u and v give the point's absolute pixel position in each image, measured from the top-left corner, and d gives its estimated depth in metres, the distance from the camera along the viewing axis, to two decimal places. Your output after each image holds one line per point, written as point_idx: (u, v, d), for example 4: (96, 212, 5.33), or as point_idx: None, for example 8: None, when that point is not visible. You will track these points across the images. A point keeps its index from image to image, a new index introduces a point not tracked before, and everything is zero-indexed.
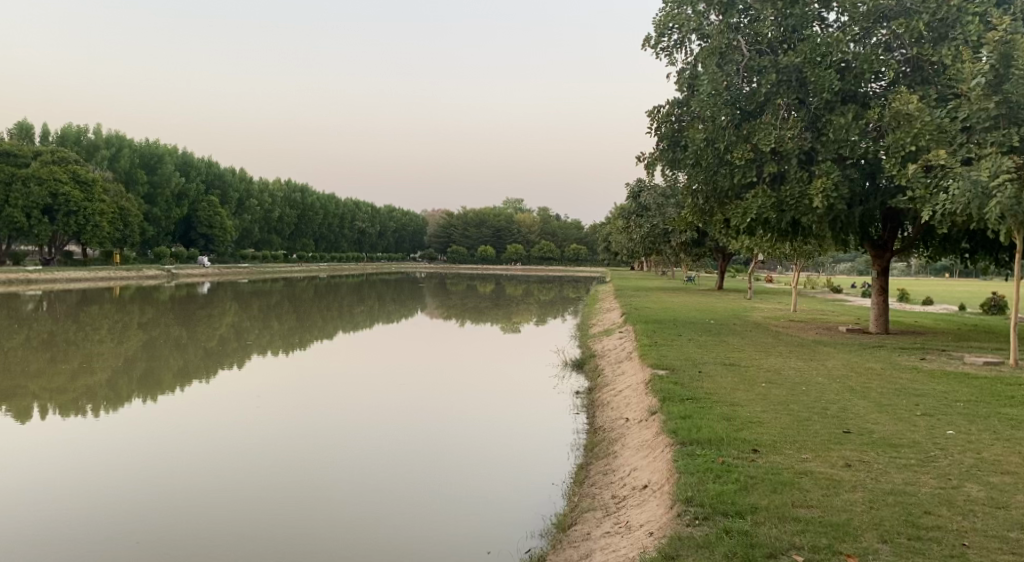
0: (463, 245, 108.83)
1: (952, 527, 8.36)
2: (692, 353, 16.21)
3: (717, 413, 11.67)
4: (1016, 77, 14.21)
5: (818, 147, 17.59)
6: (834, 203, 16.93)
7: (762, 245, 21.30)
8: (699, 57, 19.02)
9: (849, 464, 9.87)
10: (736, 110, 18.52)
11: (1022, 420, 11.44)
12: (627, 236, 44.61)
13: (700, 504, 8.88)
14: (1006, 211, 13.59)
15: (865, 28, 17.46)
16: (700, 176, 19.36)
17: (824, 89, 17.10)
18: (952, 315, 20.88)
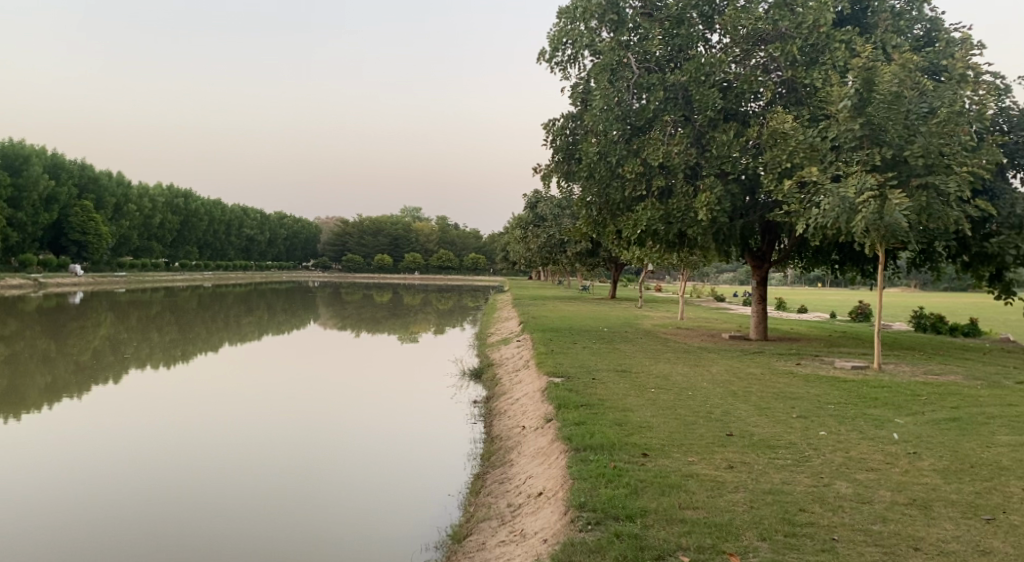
0: (358, 253, 107.82)
1: (823, 523, 9.05)
2: (585, 361, 16.77)
3: (610, 419, 12.18)
4: (879, 101, 15.30)
5: (703, 161, 18.38)
6: (717, 216, 17.82)
7: (651, 256, 22.09)
8: (592, 71, 19.65)
9: (731, 465, 10.51)
10: (627, 125, 19.27)
11: (885, 421, 12.39)
12: (524, 247, 45.32)
13: (593, 509, 9.32)
14: (870, 225, 14.58)
15: (744, 50, 18.37)
16: (593, 189, 20.03)
17: (708, 107, 17.97)
18: (825, 321, 22.28)
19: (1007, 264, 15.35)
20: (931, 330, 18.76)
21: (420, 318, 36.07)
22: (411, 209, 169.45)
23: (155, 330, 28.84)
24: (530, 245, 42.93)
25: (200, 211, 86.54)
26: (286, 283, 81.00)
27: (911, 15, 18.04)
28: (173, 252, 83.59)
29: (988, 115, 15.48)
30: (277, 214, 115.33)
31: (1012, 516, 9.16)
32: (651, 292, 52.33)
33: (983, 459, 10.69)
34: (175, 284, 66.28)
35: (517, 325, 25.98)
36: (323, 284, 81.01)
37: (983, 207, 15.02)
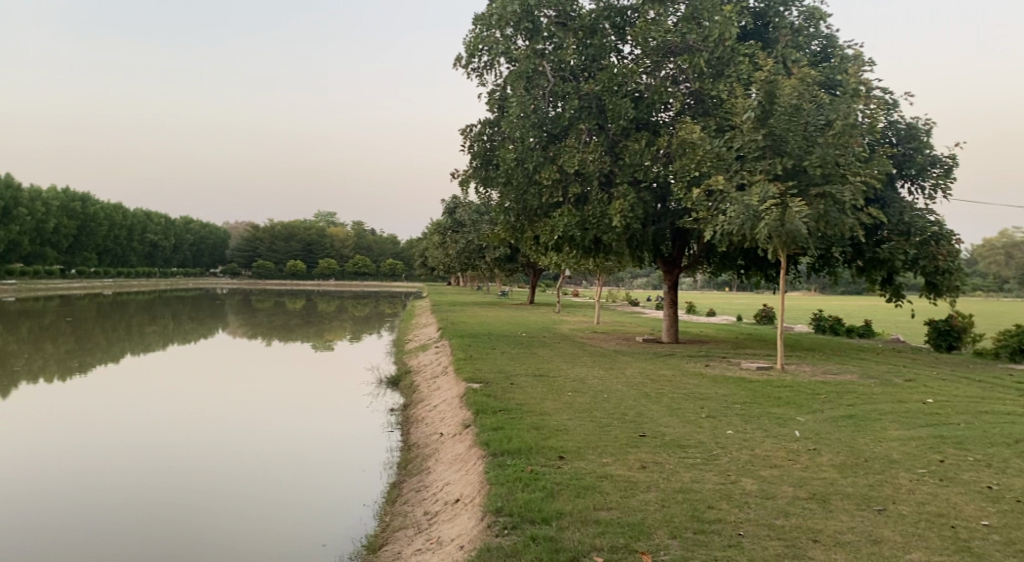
0: (270, 259, 104.69)
1: (730, 519, 9.47)
2: (503, 366, 17.03)
3: (528, 423, 12.45)
4: (779, 113, 15.94)
5: (617, 170, 18.88)
6: (630, 222, 18.27)
7: (568, 261, 22.43)
8: (508, 79, 19.80)
9: (644, 465, 10.89)
10: (542, 132, 19.49)
11: (787, 419, 13.00)
12: (441, 252, 45.40)
13: (509, 514, 9.54)
14: (773, 232, 15.12)
15: (655, 61, 18.86)
16: (511, 194, 20.23)
17: (620, 116, 18.44)
18: (731, 324, 23.10)
19: (898, 269, 16.23)
20: (830, 332, 19.67)
21: (308, 318, 40.21)
22: (325, 214, 167.08)
23: (60, 329, 32.01)
24: (449, 250, 43.06)
25: (99, 216, 83.49)
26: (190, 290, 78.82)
27: (809, 32, 18.89)
28: (69, 258, 80.41)
29: (878, 127, 16.36)
30: (184, 219, 112.10)
31: (902, 506, 9.75)
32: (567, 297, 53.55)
33: (876, 453, 11.34)
34: (70, 292, 63.98)
35: (435, 331, 26.17)
36: (231, 291, 79.16)
37: (875, 215, 15.86)
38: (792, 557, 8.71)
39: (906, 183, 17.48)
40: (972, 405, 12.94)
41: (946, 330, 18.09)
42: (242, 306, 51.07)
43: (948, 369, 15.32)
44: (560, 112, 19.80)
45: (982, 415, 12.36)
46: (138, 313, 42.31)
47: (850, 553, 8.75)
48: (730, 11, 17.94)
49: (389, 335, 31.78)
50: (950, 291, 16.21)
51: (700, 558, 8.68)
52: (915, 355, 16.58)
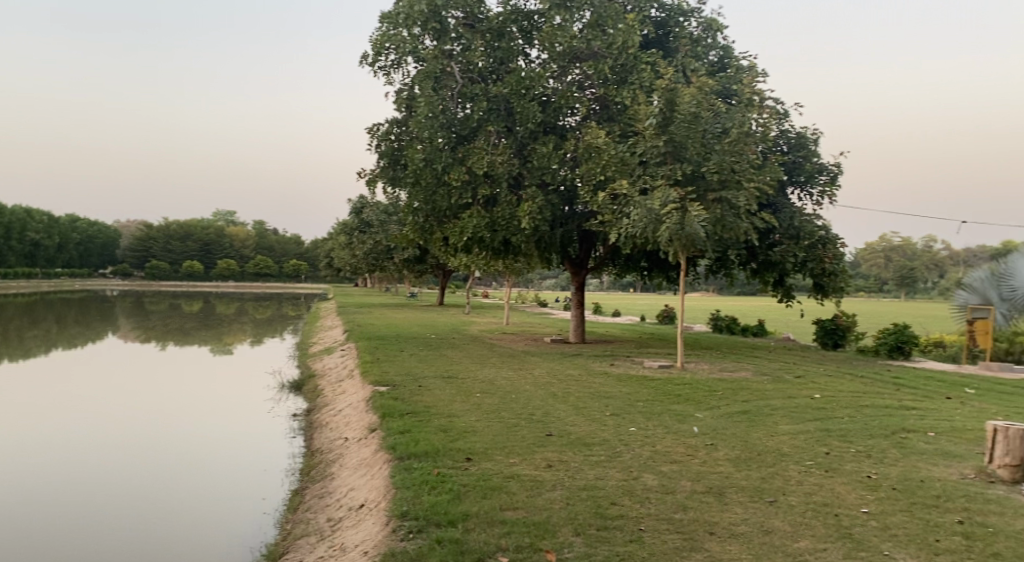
0: (164, 259, 101.34)
1: (631, 515, 9.74)
2: (411, 368, 17.11)
3: (435, 425, 12.60)
4: (679, 120, 16.19)
5: (525, 172, 19.10)
6: (538, 224, 18.53)
7: (478, 261, 22.32)
8: (415, 79, 19.64)
9: (550, 464, 11.18)
10: (451, 133, 19.46)
11: (687, 415, 13.52)
12: (348, 252, 45.02)
13: (414, 518, 9.63)
14: (673, 236, 15.48)
15: (561, 66, 19.06)
16: (419, 196, 20.01)
17: (528, 119, 18.67)
18: (635, 324, 23.76)
19: (788, 271, 17.01)
20: (727, 331, 20.42)
21: (203, 318, 41.21)
22: (225, 213, 162.32)
23: None
24: (356, 251, 42.77)
25: None
26: (66, 291, 75.37)
27: (707, 42, 19.61)
28: None
29: (770, 136, 17.15)
30: (72, 218, 107.59)
31: (791, 496, 10.20)
32: (479, 297, 55.63)
33: (768, 446, 11.91)
34: None
35: (341, 334, 26.03)
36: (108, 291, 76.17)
37: (767, 219, 16.59)
38: (689, 549, 8.97)
39: (795, 189, 18.35)
40: (856, 399, 13.69)
41: (832, 329, 19.03)
42: (133, 305, 52.34)
43: (834, 366, 16.17)
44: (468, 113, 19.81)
45: (864, 408, 13.12)
46: (19, 314, 42.83)
47: (743, 544, 9.04)
48: (632, 19, 18.43)
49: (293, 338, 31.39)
50: (836, 292, 17.14)
51: (602, 553, 8.89)
52: (805, 352, 17.40)
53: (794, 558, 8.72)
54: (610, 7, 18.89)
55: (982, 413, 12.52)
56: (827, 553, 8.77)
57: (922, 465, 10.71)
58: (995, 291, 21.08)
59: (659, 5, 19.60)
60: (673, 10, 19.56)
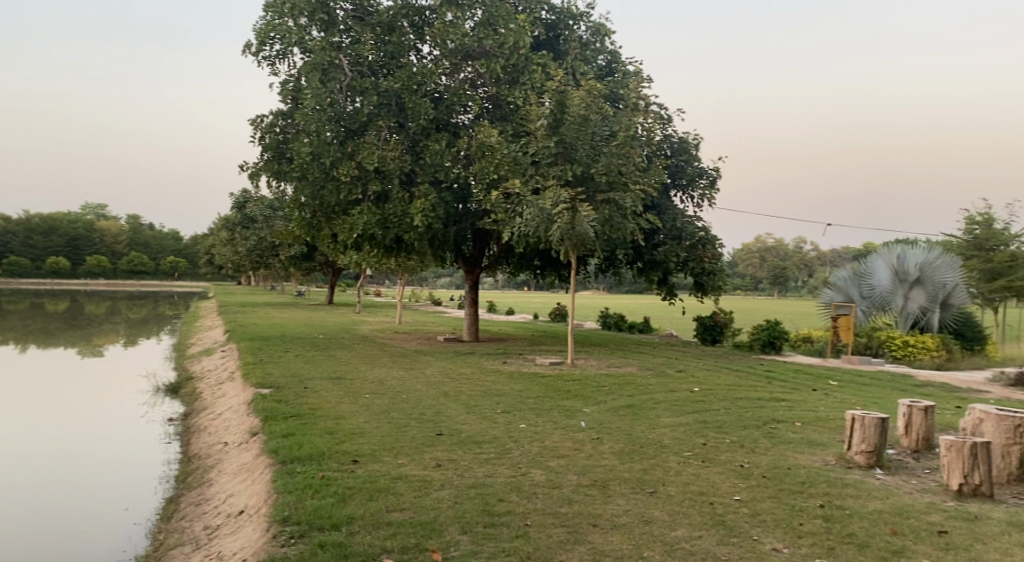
0: (25, 256, 93.24)
1: (519, 511, 9.27)
2: (297, 369, 16.93)
3: (320, 428, 12.14)
4: (570, 122, 16.35)
5: (417, 168, 18.98)
6: (431, 222, 18.41)
7: (367, 260, 22.50)
8: (302, 70, 19.09)
9: (439, 463, 10.59)
10: (340, 127, 19.11)
11: (576, 410, 13.60)
12: (232, 249, 43.92)
13: (296, 522, 8.90)
14: (564, 235, 15.39)
15: (453, 63, 19.10)
16: (306, 190, 19.49)
17: (420, 115, 18.59)
18: (528, 322, 24.21)
19: (672, 270, 17.61)
20: (615, 327, 21.06)
21: (69, 317, 39.35)
22: (93, 206, 154.36)
23: None
24: (239, 248, 41.85)
25: None
26: None
27: (595, 47, 20.14)
28: None
29: (655, 140, 17.73)
30: None
31: (670, 487, 10.26)
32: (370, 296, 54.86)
33: (650, 439, 12.18)
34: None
35: (222, 334, 25.25)
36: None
37: (652, 221, 17.12)
38: (573, 542, 8.59)
39: (678, 193, 19.03)
40: (732, 392, 14.36)
41: (711, 325, 19.89)
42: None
43: (713, 360, 16.89)
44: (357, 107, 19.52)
45: (739, 401, 13.77)
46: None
47: (625, 535, 8.78)
48: (523, 20, 18.64)
49: (170, 339, 30.33)
50: (714, 291, 18.06)
51: (488, 551, 8.34)
52: (685, 348, 18.11)
53: (672, 546, 8.53)
54: (501, 8, 18.97)
55: (843, 403, 13.32)
56: (702, 540, 8.64)
57: (788, 453, 11.29)
58: (857, 289, 22.69)
59: (549, 7, 19.93)
60: (563, 13, 19.91)
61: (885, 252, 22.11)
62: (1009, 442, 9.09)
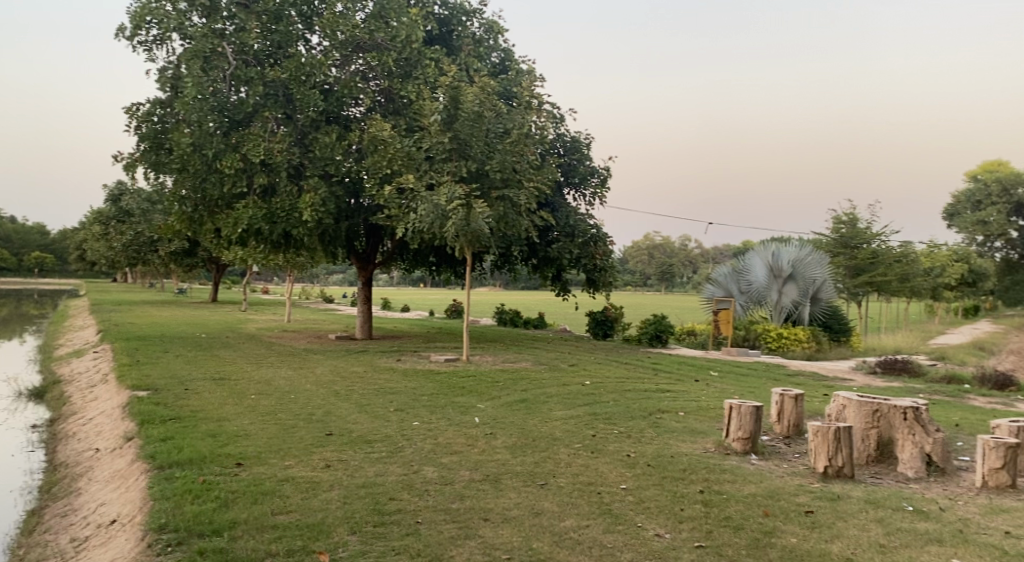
0: None
1: (409, 509, 9.33)
2: (177, 370, 16.48)
3: (202, 431, 11.80)
4: (463, 118, 16.28)
5: (306, 162, 18.13)
6: (322, 217, 17.72)
7: (255, 256, 21.89)
8: (182, 57, 18.04)
9: (328, 464, 10.53)
10: (223, 117, 18.05)
11: (469, 406, 13.71)
12: (106, 245, 42.23)
13: (174, 530, 8.62)
14: (459, 232, 15.24)
15: (343, 55, 18.54)
16: (187, 183, 18.31)
17: (309, 107, 17.77)
18: (423, 319, 24.30)
19: (565, 266, 18.13)
20: (510, 323, 21.38)
21: None
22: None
23: None
24: (113, 242, 40.26)
25: None
26: None
27: (489, 44, 20.41)
28: None
29: (548, 138, 18.05)
30: None
31: (560, 479, 10.49)
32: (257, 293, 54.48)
33: (542, 432, 12.37)
34: None
35: (94, 335, 24.17)
36: None
37: (545, 218, 17.49)
38: (464, 537, 8.70)
39: (571, 190, 19.46)
40: (621, 385, 14.84)
41: (602, 320, 20.43)
42: None
43: (603, 354, 17.36)
44: (243, 98, 18.48)
45: (628, 393, 14.25)
46: None
47: (515, 527, 8.94)
48: (415, 14, 18.51)
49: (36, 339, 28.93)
50: (605, 287, 18.69)
51: (378, 549, 8.36)
52: (578, 342, 18.56)
53: (560, 536, 8.74)
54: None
55: (722, 393, 13.97)
56: (589, 529, 8.88)
57: (672, 442, 11.77)
58: (736, 284, 23.58)
59: (442, 2, 19.95)
60: (456, 9, 19.98)
61: (761, 250, 23.12)
62: (868, 426, 9.79)
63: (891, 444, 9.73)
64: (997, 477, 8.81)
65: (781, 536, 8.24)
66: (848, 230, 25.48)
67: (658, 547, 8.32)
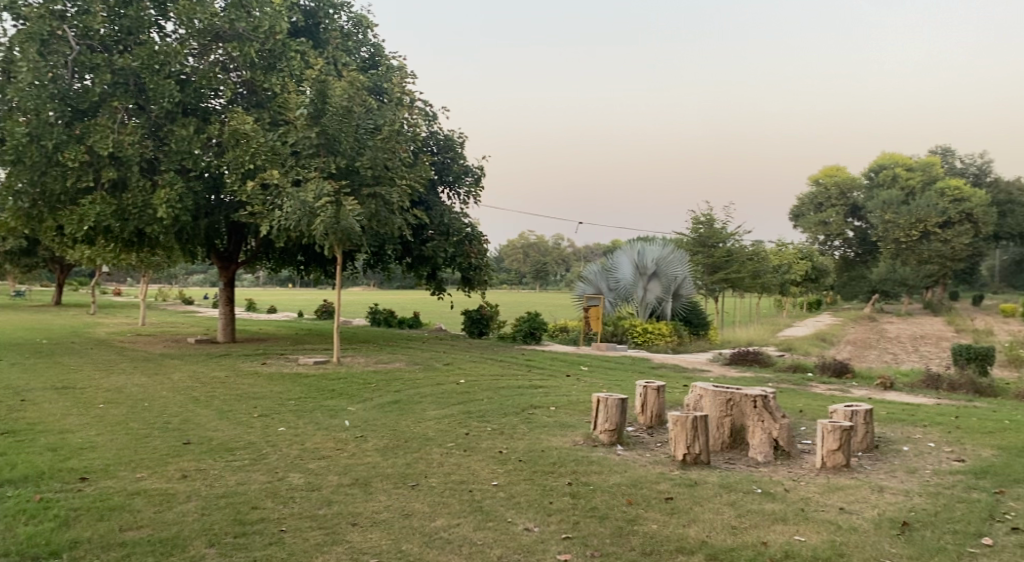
0: None
1: (273, 517, 9.09)
2: (16, 381, 15.47)
3: (42, 445, 11.12)
4: (331, 113, 15.92)
5: (161, 156, 17.31)
6: (178, 214, 16.89)
7: (103, 254, 20.83)
8: (15, 39, 16.85)
9: (184, 475, 10.15)
10: (65, 106, 16.92)
11: (338, 410, 13.48)
12: None
13: (7, 553, 8.06)
14: (328, 230, 14.91)
15: (201, 44, 17.78)
16: (24, 176, 16.96)
17: (162, 98, 16.90)
18: (292, 320, 23.76)
19: (439, 265, 18.16)
20: (384, 323, 21.20)
21: None
22: None
23: None
24: None
25: None
26: None
27: (357, 38, 20.22)
28: None
29: (420, 136, 18.01)
30: None
31: (432, 478, 10.38)
32: (110, 295, 51.74)
33: (414, 432, 12.25)
34: None
35: None
36: None
37: (419, 216, 17.42)
38: (330, 543, 8.52)
39: (445, 189, 19.53)
40: (494, 382, 14.93)
41: (478, 318, 20.52)
42: None
43: (478, 352, 17.41)
44: (87, 86, 17.46)
45: (500, 390, 14.35)
46: None
47: (384, 531, 8.80)
48: (279, 5, 18.01)
49: None
50: (481, 285, 18.80)
51: None
52: (454, 341, 18.55)
53: (430, 536, 8.65)
54: None
55: (592, 387, 14.26)
56: (459, 528, 8.83)
57: (543, 437, 11.89)
58: (605, 281, 24.03)
59: None
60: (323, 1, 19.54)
61: (627, 249, 23.73)
62: (723, 415, 10.22)
63: (743, 431, 10.17)
64: (835, 458, 9.35)
65: (642, 523, 8.44)
66: (706, 231, 26.46)
67: (527, 541, 8.36)
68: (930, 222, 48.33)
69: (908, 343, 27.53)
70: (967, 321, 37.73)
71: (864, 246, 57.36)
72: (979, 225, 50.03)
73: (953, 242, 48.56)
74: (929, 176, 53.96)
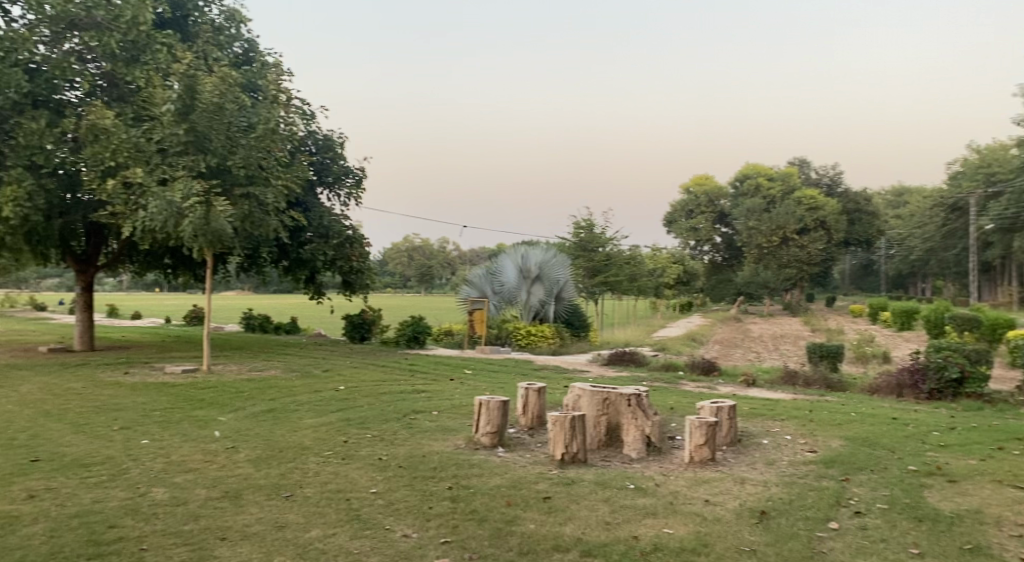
0: None
1: (132, 536, 8.54)
2: None
3: None
4: (201, 110, 15.24)
5: (7, 150, 16.21)
6: (27, 214, 15.88)
7: None
8: None
9: (32, 495, 9.44)
10: None
11: (209, 420, 12.87)
12: None
13: None
14: (197, 231, 14.25)
15: (54, 31, 16.75)
16: None
17: (9, 88, 15.90)
18: (159, 327, 22.69)
19: (318, 268, 17.72)
20: (259, 329, 20.52)
21: None
22: None
23: None
24: None
25: None
26: None
27: (230, 32, 19.52)
28: None
29: (297, 135, 17.48)
30: None
31: (307, 489, 9.98)
32: None
33: (290, 442, 11.81)
34: None
35: None
36: None
37: (296, 218, 16.95)
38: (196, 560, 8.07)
39: (324, 190, 19.13)
40: (375, 388, 14.60)
41: (359, 323, 20.13)
42: None
43: (358, 358, 17.00)
44: None
45: (381, 397, 14.03)
46: None
47: (255, 544, 8.39)
48: None
49: None
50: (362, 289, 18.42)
51: None
52: (333, 347, 18.09)
53: (304, 547, 8.29)
54: None
55: (474, 390, 14.14)
56: (335, 537, 8.51)
57: (424, 442, 11.66)
58: (489, 285, 24.00)
59: None
60: None
61: (511, 252, 23.83)
62: (599, 414, 10.25)
63: (619, 430, 10.22)
64: (702, 453, 9.50)
65: (520, 524, 8.33)
66: (586, 235, 26.74)
67: (405, 548, 8.13)
68: (789, 229, 50.61)
69: (769, 342, 28.63)
70: (822, 321, 39.73)
71: (731, 252, 60.06)
72: (831, 231, 52.90)
73: (809, 247, 50.96)
74: (788, 186, 56.29)
